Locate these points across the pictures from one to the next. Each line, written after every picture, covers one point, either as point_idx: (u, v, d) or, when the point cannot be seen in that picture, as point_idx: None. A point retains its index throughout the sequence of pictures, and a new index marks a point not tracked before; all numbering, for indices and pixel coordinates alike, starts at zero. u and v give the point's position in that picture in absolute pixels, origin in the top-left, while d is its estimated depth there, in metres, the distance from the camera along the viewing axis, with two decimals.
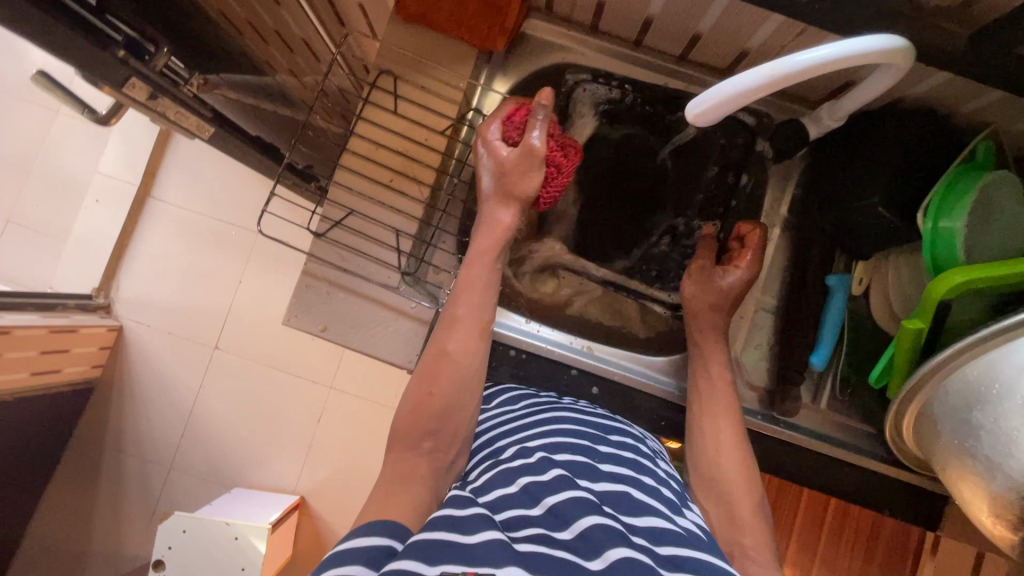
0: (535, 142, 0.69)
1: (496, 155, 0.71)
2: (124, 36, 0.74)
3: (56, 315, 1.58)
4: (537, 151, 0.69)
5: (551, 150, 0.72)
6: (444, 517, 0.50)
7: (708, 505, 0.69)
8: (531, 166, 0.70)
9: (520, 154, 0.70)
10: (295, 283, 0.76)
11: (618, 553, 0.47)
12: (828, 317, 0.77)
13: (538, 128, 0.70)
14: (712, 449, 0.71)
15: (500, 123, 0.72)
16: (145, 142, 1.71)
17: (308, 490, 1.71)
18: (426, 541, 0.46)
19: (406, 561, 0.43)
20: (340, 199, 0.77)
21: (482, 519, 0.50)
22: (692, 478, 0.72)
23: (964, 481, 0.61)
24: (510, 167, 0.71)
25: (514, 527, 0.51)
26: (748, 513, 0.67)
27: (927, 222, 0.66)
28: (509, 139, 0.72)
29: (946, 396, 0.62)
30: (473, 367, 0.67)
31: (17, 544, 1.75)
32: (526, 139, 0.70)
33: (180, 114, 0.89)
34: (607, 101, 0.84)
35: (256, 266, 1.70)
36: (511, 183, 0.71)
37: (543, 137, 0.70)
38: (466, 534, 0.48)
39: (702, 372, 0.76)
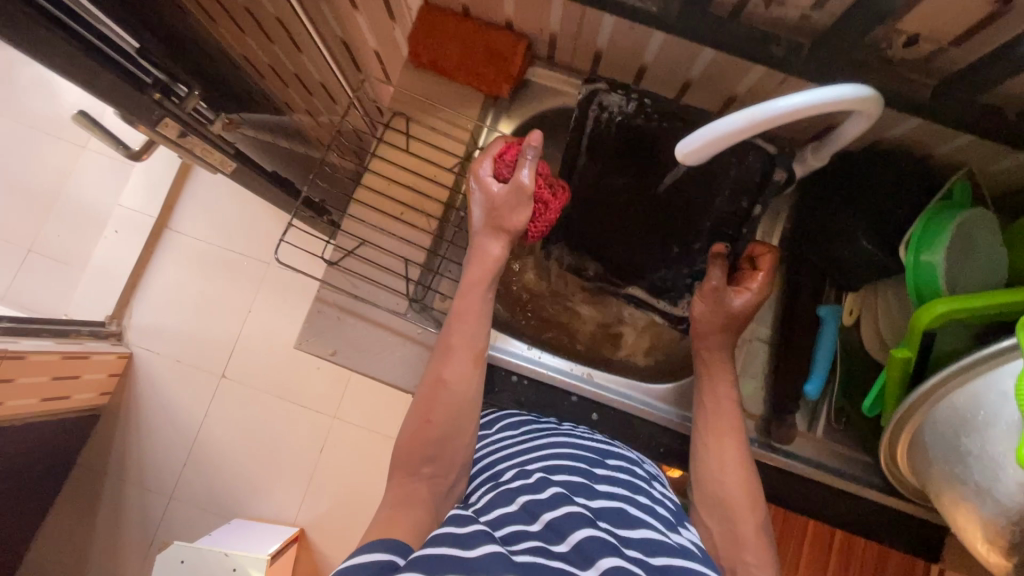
0: (524, 179, 0.70)
1: (487, 190, 0.73)
2: (159, 80, 0.81)
3: (70, 341, 1.62)
4: (526, 187, 0.70)
5: (539, 188, 0.73)
6: (445, 534, 0.51)
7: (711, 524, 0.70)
8: (519, 202, 0.71)
9: (510, 190, 0.71)
10: (308, 309, 0.80)
11: (610, 562, 0.49)
12: (819, 348, 0.80)
13: (527, 165, 0.71)
14: (718, 465, 0.73)
15: (491, 161, 0.74)
16: (166, 176, 1.79)
17: (308, 521, 1.70)
18: (429, 556, 0.48)
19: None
20: (352, 230, 0.81)
21: (482, 535, 0.52)
22: (698, 495, 0.73)
23: (958, 507, 0.63)
24: (500, 203, 0.72)
25: (512, 541, 0.52)
26: (752, 532, 0.68)
27: (909, 255, 0.70)
28: (501, 176, 0.74)
29: (936, 423, 0.64)
30: (470, 392, 0.69)
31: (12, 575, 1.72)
32: (516, 176, 0.71)
33: (206, 151, 0.94)
34: (621, 115, 0.74)
35: (266, 295, 1.75)
36: (501, 217, 0.72)
37: (532, 174, 0.71)
38: (467, 548, 0.49)
39: (709, 397, 0.77)
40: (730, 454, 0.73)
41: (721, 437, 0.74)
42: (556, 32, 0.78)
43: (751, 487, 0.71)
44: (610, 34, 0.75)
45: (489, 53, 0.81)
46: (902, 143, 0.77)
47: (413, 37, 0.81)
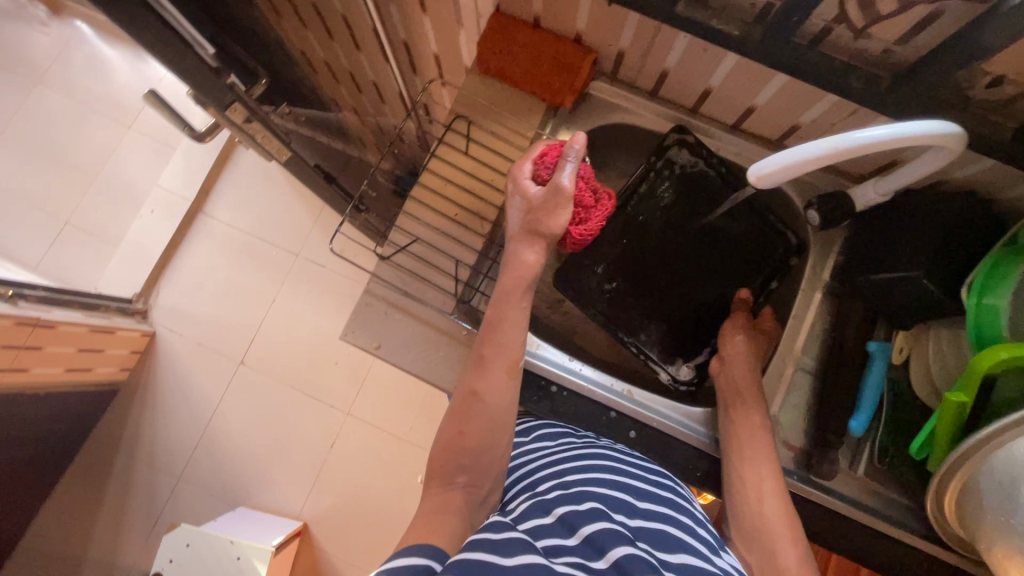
0: (564, 181, 0.67)
1: (525, 194, 0.70)
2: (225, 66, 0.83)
3: (97, 315, 1.63)
4: (565, 191, 0.67)
5: (580, 191, 0.72)
6: (483, 539, 0.49)
7: (749, 555, 0.71)
8: (557, 205, 0.68)
9: (547, 193, 0.68)
10: (358, 302, 0.82)
11: None
12: (868, 381, 0.79)
13: (567, 167, 0.68)
14: (755, 492, 0.72)
15: (531, 163, 0.72)
16: (206, 161, 1.82)
17: (312, 516, 1.68)
18: (466, 561, 0.46)
19: None
20: (407, 228, 0.82)
21: (520, 543, 0.49)
22: (737, 532, 0.73)
23: (1010, 559, 0.61)
24: (536, 206, 0.69)
25: (554, 552, 0.51)
26: (793, 561, 0.67)
27: (971, 298, 0.69)
28: (539, 178, 0.71)
29: (991, 471, 0.62)
30: (506, 404, 0.64)
31: (13, 544, 1.72)
32: (555, 177, 0.68)
33: (266, 138, 0.96)
34: (688, 167, 0.88)
35: (293, 286, 1.76)
36: (537, 221, 0.69)
37: (572, 176, 0.68)
38: (505, 556, 0.47)
39: (747, 437, 0.76)
40: (766, 482, 0.73)
41: (757, 468, 0.74)
42: (625, 48, 0.79)
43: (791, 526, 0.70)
44: (679, 55, 0.76)
45: (555, 63, 0.82)
46: (964, 185, 0.77)
47: (481, 43, 0.82)
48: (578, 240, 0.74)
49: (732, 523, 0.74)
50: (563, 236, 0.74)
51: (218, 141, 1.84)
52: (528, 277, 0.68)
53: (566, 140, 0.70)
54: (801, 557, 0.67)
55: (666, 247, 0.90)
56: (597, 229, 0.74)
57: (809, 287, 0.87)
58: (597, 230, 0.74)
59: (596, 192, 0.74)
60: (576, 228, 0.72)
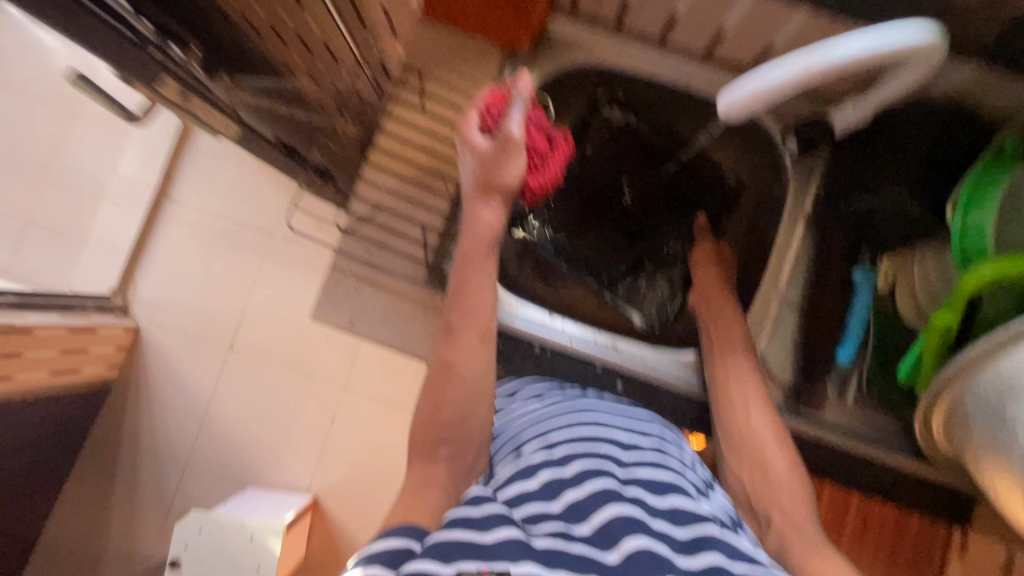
0: (512, 130, 0.63)
1: (473, 147, 0.65)
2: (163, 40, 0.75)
3: (74, 314, 1.59)
4: (515, 140, 0.63)
5: (530, 137, 0.67)
6: (461, 516, 0.49)
7: (742, 470, 0.70)
8: (507, 155, 0.64)
9: (496, 144, 0.64)
10: (325, 279, 0.78)
11: (633, 543, 0.49)
12: (854, 310, 0.80)
13: (515, 114, 0.64)
14: (741, 409, 0.72)
15: (477, 113, 0.67)
16: (164, 145, 1.72)
17: (321, 490, 1.70)
18: (444, 542, 0.45)
19: (425, 561, 0.44)
20: (368, 196, 0.79)
21: (500, 516, 0.49)
22: (726, 447, 0.73)
23: (996, 472, 0.61)
24: (487, 157, 0.65)
25: (535, 522, 0.51)
26: (784, 471, 0.67)
27: (957, 216, 0.66)
28: (487, 128, 0.67)
29: (979, 389, 0.61)
30: (481, 372, 0.62)
31: (32, 547, 1.73)
32: (505, 125, 0.64)
33: (206, 112, 0.92)
34: (620, 120, 0.89)
35: (270, 268, 1.71)
36: (490, 175, 0.65)
37: (521, 123, 0.64)
38: (483, 531, 0.47)
39: (734, 383, 0.74)
40: (753, 397, 0.73)
41: (741, 382, 0.74)
42: None
43: (784, 439, 0.70)
44: None
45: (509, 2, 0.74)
46: (951, 97, 0.73)
47: None
48: (538, 191, 0.70)
49: (720, 442, 0.74)
50: (521, 188, 0.69)
51: (172, 123, 1.73)
52: (487, 239, 0.66)
53: (511, 85, 0.67)
54: (790, 465, 0.68)
55: (614, 204, 0.93)
56: (557, 177, 0.71)
57: (791, 219, 0.84)
58: (555, 181, 0.71)
59: (549, 137, 0.69)
60: (535, 180, 0.68)
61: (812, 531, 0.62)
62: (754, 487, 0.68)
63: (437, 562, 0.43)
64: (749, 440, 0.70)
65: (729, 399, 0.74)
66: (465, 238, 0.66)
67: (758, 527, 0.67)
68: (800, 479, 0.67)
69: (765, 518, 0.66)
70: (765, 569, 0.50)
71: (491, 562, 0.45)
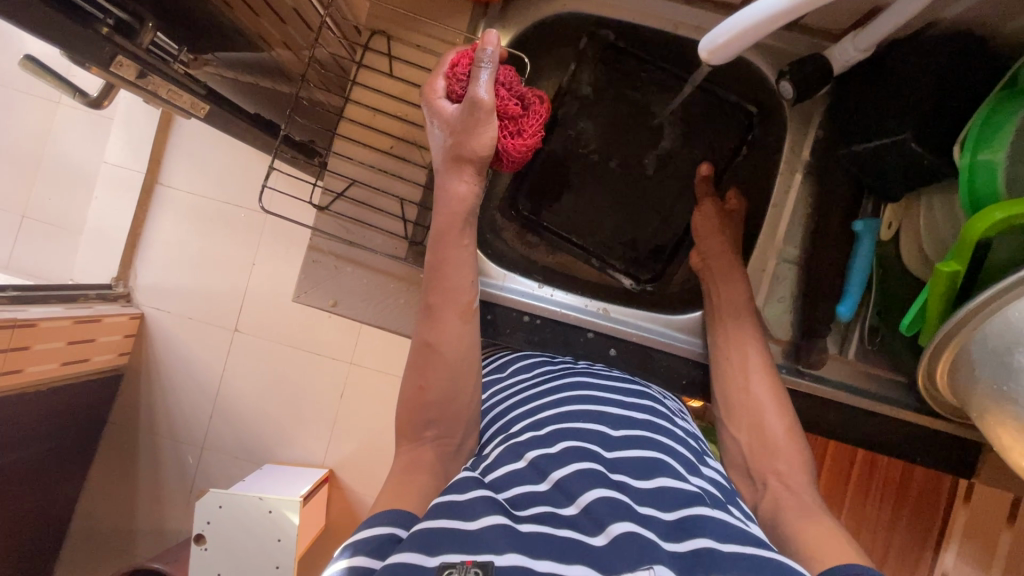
0: (480, 94, 0.60)
1: (441, 114, 0.64)
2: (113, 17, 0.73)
3: (78, 305, 1.54)
4: (484, 104, 0.61)
5: (503, 100, 0.65)
6: (446, 503, 0.47)
7: (739, 434, 0.68)
8: (476, 121, 0.61)
9: (464, 110, 0.61)
10: (303, 261, 0.79)
11: (621, 527, 0.44)
12: (855, 272, 0.74)
13: (483, 76, 0.61)
14: (741, 373, 0.72)
15: (444, 78, 0.65)
16: (148, 128, 1.62)
17: (336, 463, 1.66)
18: (427, 530, 0.43)
19: (406, 553, 0.41)
20: (340, 170, 0.77)
21: (486, 502, 0.46)
22: (724, 412, 0.71)
23: (1000, 424, 0.59)
24: (457, 125, 0.62)
25: (521, 505, 0.48)
26: (784, 439, 0.66)
27: (964, 156, 0.62)
28: (454, 94, 0.65)
29: (984, 340, 0.58)
30: (464, 350, 0.62)
31: (62, 540, 1.68)
32: (472, 90, 0.61)
33: (172, 93, 0.85)
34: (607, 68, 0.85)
35: (267, 248, 1.62)
36: (460, 145, 0.63)
37: (490, 87, 0.61)
38: (468, 520, 0.45)
39: (734, 350, 0.73)
40: (754, 361, 0.71)
41: (743, 346, 0.73)
42: None
43: (782, 404, 0.68)
44: None
45: None
46: (960, 24, 0.66)
47: None
48: (518, 158, 0.67)
49: (718, 407, 0.73)
50: (498, 155, 0.67)
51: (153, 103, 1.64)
52: (466, 211, 0.65)
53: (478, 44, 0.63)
54: (789, 427, 0.67)
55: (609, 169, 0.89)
56: (535, 140, 0.68)
57: (789, 169, 0.80)
58: (534, 145, 0.68)
59: (524, 98, 0.67)
60: (509, 145, 0.66)
61: (807, 491, 0.61)
62: (752, 450, 0.67)
63: (420, 554, 0.41)
64: (750, 405, 0.69)
65: (728, 361, 0.73)
66: (441, 214, 0.64)
67: (753, 492, 0.65)
68: (797, 441, 0.66)
69: (761, 482, 0.64)
70: (757, 547, 0.44)
71: (475, 554, 0.42)
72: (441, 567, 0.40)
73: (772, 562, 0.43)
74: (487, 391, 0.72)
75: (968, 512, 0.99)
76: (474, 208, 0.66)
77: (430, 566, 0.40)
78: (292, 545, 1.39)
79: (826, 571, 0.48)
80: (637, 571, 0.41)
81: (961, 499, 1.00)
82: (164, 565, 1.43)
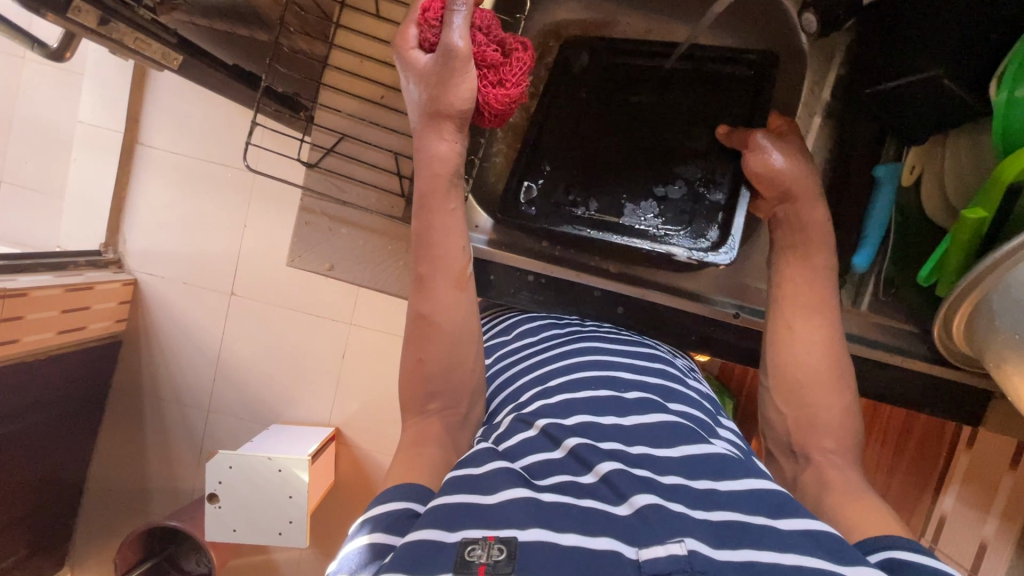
0: (455, 42, 0.57)
1: (415, 67, 0.60)
2: None
3: (67, 273, 1.50)
4: (460, 53, 0.57)
5: (478, 46, 0.60)
6: (463, 477, 0.46)
7: (785, 408, 0.65)
8: (453, 72, 0.58)
9: (439, 60, 0.58)
10: (295, 224, 0.75)
11: (644, 498, 0.43)
12: (873, 212, 0.71)
13: (456, 21, 0.58)
14: (803, 343, 0.66)
15: (415, 26, 0.61)
16: (123, 83, 1.53)
17: (342, 421, 1.66)
18: (446, 505, 0.43)
19: (426, 530, 0.41)
20: (329, 125, 0.72)
21: (502, 475, 0.45)
22: (771, 382, 0.67)
23: (1018, 374, 0.57)
24: (432, 78, 0.59)
25: (538, 474, 0.47)
26: (835, 416, 0.62)
27: (1001, 93, 0.57)
28: (427, 43, 0.61)
29: (1008, 290, 0.56)
30: (462, 320, 0.60)
31: (79, 501, 1.71)
32: (446, 39, 0.57)
33: (140, 41, 0.81)
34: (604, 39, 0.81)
35: (260, 208, 1.57)
36: (437, 98, 0.59)
37: (464, 32, 0.58)
38: (486, 493, 0.44)
39: (796, 322, 0.67)
40: (814, 332, 0.66)
41: (809, 315, 0.66)
42: None
43: (845, 383, 0.64)
44: None
45: None
46: None
47: None
48: (499, 111, 0.62)
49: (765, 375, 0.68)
50: (477, 109, 0.62)
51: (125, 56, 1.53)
52: (450, 172, 0.61)
53: None
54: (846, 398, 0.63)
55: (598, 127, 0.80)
56: (518, 90, 0.62)
57: (808, 113, 0.77)
58: (516, 97, 0.62)
59: (504, 44, 0.62)
60: (489, 96, 0.61)
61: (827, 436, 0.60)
62: (797, 427, 0.63)
63: (441, 531, 0.41)
64: (807, 379, 0.64)
65: (792, 329, 0.66)
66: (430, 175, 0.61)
67: (793, 465, 0.63)
68: (851, 422, 0.63)
69: (804, 458, 0.62)
70: (791, 517, 0.43)
71: (497, 529, 0.41)
72: (463, 543, 0.40)
73: (808, 529, 0.42)
74: (493, 355, 0.71)
75: (971, 459, 0.94)
76: (458, 169, 0.62)
77: (451, 542, 0.40)
78: (303, 501, 1.42)
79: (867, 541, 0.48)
80: (668, 544, 0.39)
81: (963, 446, 0.95)
82: (180, 523, 1.47)
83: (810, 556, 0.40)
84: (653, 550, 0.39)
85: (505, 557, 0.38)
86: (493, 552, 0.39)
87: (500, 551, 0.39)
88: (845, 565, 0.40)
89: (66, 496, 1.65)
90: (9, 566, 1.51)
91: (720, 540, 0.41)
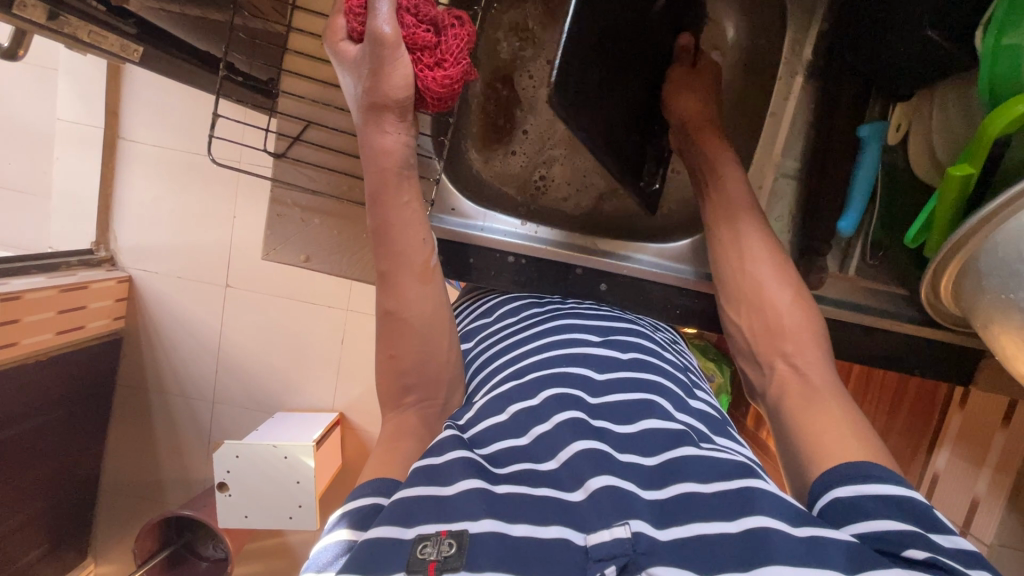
0: (381, 28, 0.55)
1: (346, 59, 0.58)
2: None
3: (61, 274, 1.50)
4: (387, 39, 0.55)
5: (407, 29, 0.58)
6: (422, 468, 0.46)
7: (741, 320, 0.67)
8: (383, 60, 0.56)
9: (367, 49, 0.56)
10: (268, 217, 0.75)
11: (599, 481, 0.43)
12: (859, 172, 0.69)
13: (381, 8, 0.55)
14: (737, 261, 0.68)
15: (343, 16, 0.59)
16: (96, 78, 1.50)
17: (345, 406, 1.68)
18: (404, 499, 0.43)
19: (383, 528, 0.41)
20: (293, 112, 0.71)
21: (463, 463, 0.45)
22: (725, 300, 0.70)
23: (1006, 335, 0.56)
24: (365, 69, 0.57)
25: (501, 462, 0.47)
26: (789, 303, 0.64)
27: (987, 41, 0.54)
28: (355, 33, 0.59)
29: (995, 250, 0.54)
30: (430, 311, 0.61)
31: (96, 495, 1.75)
32: (372, 27, 0.55)
33: (94, 34, 0.78)
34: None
35: (247, 197, 1.54)
36: (373, 90, 0.57)
37: (390, 18, 0.55)
38: (444, 484, 0.44)
39: (730, 246, 0.69)
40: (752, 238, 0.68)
41: (733, 219, 0.69)
42: None
43: (789, 274, 0.66)
44: None
45: None
46: None
47: None
48: (442, 95, 0.60)
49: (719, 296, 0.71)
50: (418, 95, 0.60)
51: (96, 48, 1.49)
52: (399, 163, 0.61)
53: None
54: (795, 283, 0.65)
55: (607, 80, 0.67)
56: (460, 72, 0.60)
57: (788, 74, 0.74)
58: (459, 79, 0.60)
59: (437, 21, 0.59)
60: (431, 81, 0.59)
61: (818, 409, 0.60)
62: (756, 335, 0.65)
63: (397, 527, 0.40)
64: (746, 288, 0.67)
65: (722, 244, 0.70)
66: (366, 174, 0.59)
67: (760, 376, 0.64)
68: (808, 316, 0.63)
69: None
70: (746, 479, 0.43)
71: (451, 522, 0.41)
72: (416, 540, 0.39)
73: (761, 490, 0.42)
74: (474, 338, 0.70)
75: (962, 420, 0.93)
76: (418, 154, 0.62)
77: (407, 539, 0.40)
78: (311, 486, 1.45)
79: (840, 467, 0.47)
80: (613, 527, 0.39)
81: (956, 406, 0.94)
82: (195, 512, 1.50)
83: (766, 517, 0.40)
84: (599, 535, 0.39)
85: (455, 551, 0.39)
86: (443, 548, 0.39)
87: (450, 546, 0.39)
88: (792, 525, 0.39)
89: (82, 491, 1.68)
90: (34, 560, 1.55)
91: (665, 519, 0.41)
